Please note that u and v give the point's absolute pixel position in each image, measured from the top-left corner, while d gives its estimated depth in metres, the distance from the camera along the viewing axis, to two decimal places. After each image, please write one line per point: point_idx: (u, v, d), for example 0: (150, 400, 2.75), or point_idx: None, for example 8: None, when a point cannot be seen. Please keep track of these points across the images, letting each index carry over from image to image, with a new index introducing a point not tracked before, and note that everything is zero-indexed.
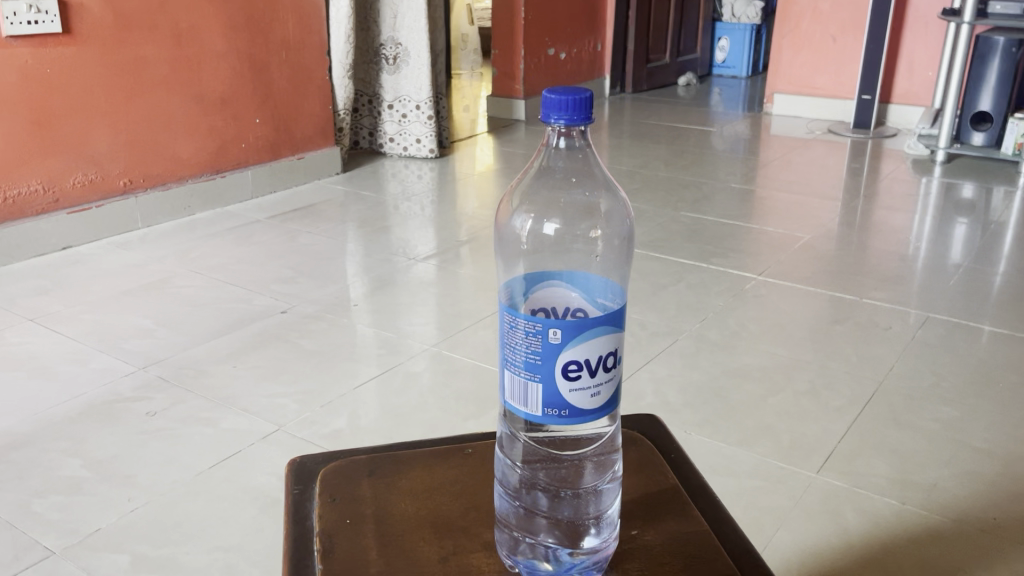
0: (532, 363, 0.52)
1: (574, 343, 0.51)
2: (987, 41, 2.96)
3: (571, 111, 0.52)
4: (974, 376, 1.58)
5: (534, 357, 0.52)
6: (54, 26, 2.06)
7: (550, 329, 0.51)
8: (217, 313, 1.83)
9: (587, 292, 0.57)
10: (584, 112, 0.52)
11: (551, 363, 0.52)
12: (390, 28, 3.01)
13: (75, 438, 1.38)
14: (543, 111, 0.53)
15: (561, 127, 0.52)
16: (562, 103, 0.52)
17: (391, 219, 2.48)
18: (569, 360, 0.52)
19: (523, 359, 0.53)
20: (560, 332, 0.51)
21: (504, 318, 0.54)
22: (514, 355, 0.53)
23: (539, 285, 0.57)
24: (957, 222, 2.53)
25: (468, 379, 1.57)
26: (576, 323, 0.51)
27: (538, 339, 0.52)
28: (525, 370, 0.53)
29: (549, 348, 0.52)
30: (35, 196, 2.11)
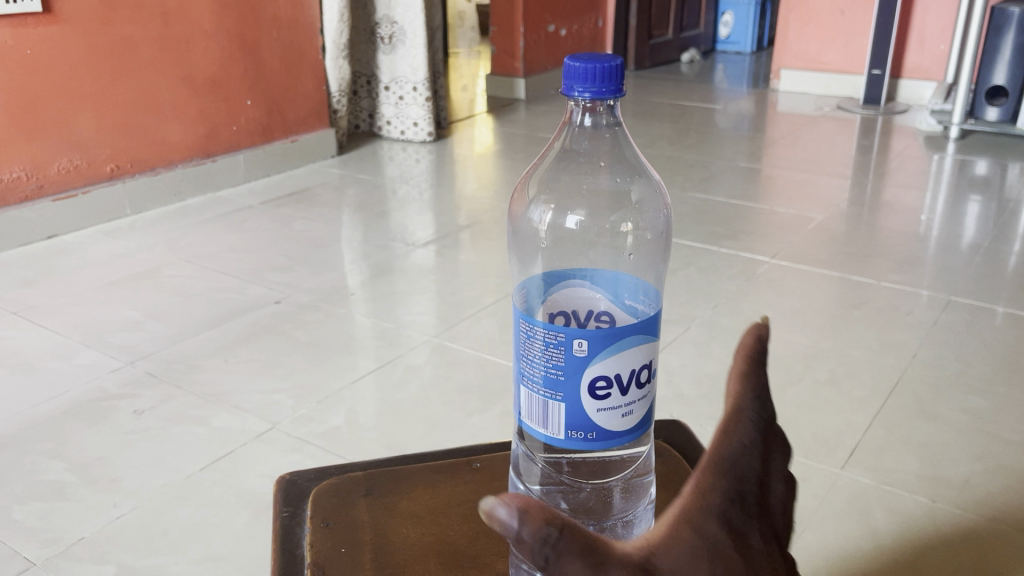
0: (554, 379, 0.46)
1: (603, 356, 0.45)
2: (1002, 12, 2.86)
3: (598, 81, 0.47)
4: (1001, 363, 1.51)
5: (556, 372, 0.46)
6: (34, 5, 1.96)
7: (575, 341, 0.45)
8: (209, 304, 1.75)
9: (614, 294, 0.52)
10: (614, 81, 0.47)
11: (576, 377, 0.46)
12: (384, 5, 2.91)
13: (59, 439, 1.31)
14: (564, 81, 0.48)
15: (586, 99, 0.47)
16: (587, 72, 0.47)
17: (390, 203, 2.40)
18: (596, 376, 0.46)
19: (543, 373, 0.47)
20: (587, 344, 0.45)
21: (520, 326, 0.48)
22: (531, 368, 0.48)
23: (558, 285, 0.52)
24: (971, 199, 2.45)
25: (472, 371, 1.50)
26: (604, 333, 0.45)
27: (560, 352, 0.46)
28: (546, 386, 0.47)
29: (574, 361, 0.46)
30: (18, 183, 2.03)
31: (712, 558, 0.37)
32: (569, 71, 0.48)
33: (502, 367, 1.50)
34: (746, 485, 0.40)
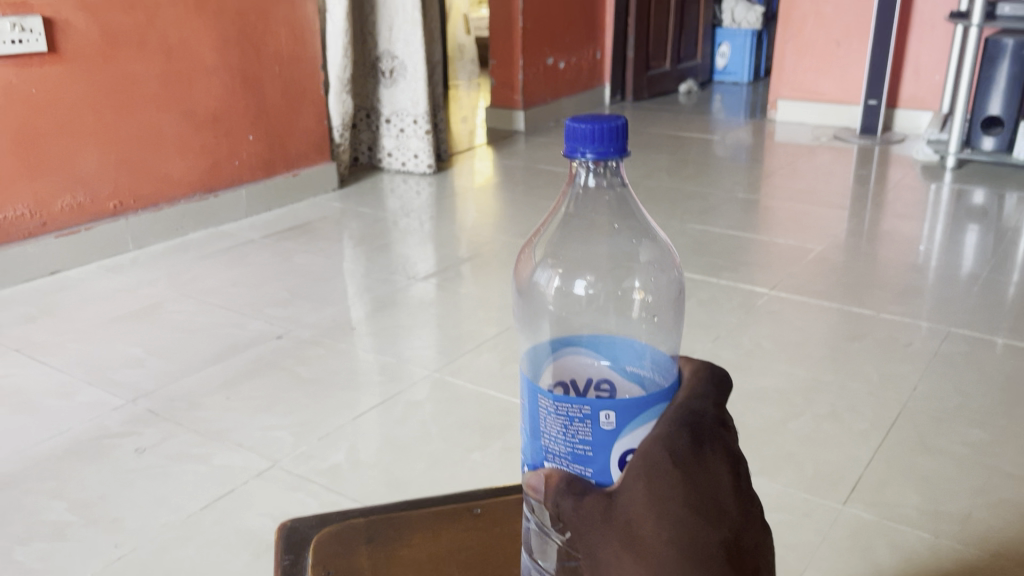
0: (582, 455, 0.48)
1: (628, 428, 0.48)
2: (996, 44, 2.88)
3: (603, 142, 0.49)
4: (1002, 396, 1.51)
5: (584, 447, 0.48)
6: (40, 44, 1.99)
7: (601, 414, 0.47)
8: (210, 340, 1.76)
9: (615, 358, 0.55)
10: (617, 142, 0.49)
11: (605, 451, 0.48)
12: (385, 41, 2.95)
13: (60, 478, 1.31)
14: (569, 141, 0.50)
15: (590, 159, 0.50)
16: (591, 134, 0.49)
17: (391, 235, 2.42)
18: (625, 449, 0.48)
19: (570, 450, 0.49)
20: (613, 416, 0.47)
21: (540, 402, 0.49)
22: (554, 444, 0.49)
23: (560, 353, 0.55)
24: (969, 229, 2.46)
25: (473, 406, 1.50)
26: (628, 406, 0.47)
27: (587, 427, 0.48)
28: (574, 461, 0.49)
29: (601, 436, 0.48)
30: (22, 220, 2.05)
31: (653, 482, 0.46)
32: (571, 136, 0.50)
33: (504, 403, 1.51)
34: (703, 423, 0.48)
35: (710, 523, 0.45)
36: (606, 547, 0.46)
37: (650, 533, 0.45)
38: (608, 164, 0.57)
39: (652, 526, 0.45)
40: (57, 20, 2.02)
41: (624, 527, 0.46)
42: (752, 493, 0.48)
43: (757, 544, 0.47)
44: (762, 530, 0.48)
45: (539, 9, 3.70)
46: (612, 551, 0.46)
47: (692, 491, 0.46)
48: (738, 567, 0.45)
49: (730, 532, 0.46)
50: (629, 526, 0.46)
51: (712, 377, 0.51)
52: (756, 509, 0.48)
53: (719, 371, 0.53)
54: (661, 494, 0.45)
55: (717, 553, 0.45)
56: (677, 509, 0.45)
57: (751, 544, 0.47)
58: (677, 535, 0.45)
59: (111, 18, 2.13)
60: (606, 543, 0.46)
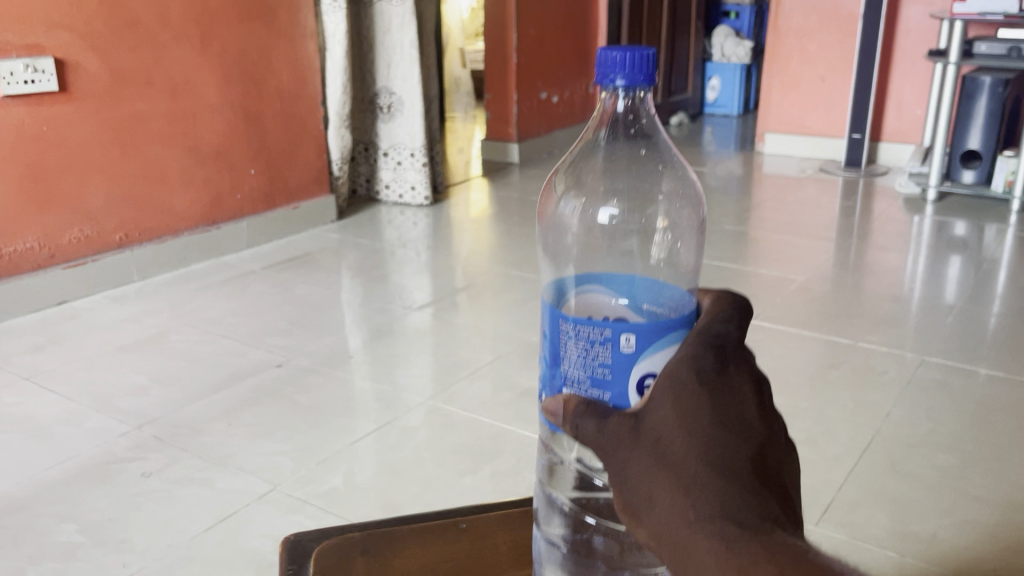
0: (601, 379, 0.51)
1: (647, 353, 0.51)
2: (974, 81, 3.00)
3: (634, 67, 0.54)
4: (971, 422, 1.58)
5: (604, 371, 0.51)
6: (51, 84, 2.07)
7: (622, 337, 0.50)
8: (213, 368, 1.83)
9: (632, 298, 0.59)
10: (645, 71, 0.55)
11: (623, 375, 0.51)
12: (383, 77, 3.04)
13: (70, 501, 1.37)
14: (604, 69, 0.56)
15: (621, 84, 0.55)
16: (625, 59, 0.55)
17: (388, 266, 2.49)
18: (643, 374, 0.51)
19: (589, 374, 0.52)
20: (634, 339, 0.50)
21: (562, 328, 0.53)
22: (575, 368, 0.53)
23: (580, 289, 0.59)
24: (951, 259, 2.54)
25: (465, 432, 1.56)
26: (648, 330, 0.50)
27: (608, 350, 0.51)
28: (592, 386, 0.52)
29: (621, 358, 0.51)
30: (31, 252, 2.12)
31: (680, 399, 0.46)
32: (607, 61, 0.56)
33: (495, 428, 1.57)
34: (724, 346, 0.49)
35: (738, 439, 0.46)
36: (636, 466, 0.46)
37: (680, 449, 0.45)
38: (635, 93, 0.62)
39: (682, 441, 0.45)
40: (67, 60, 2.11)
41: (654, 445, 0.46)
42: (771, 415, 0.50)
43: (779, 462, 0.48)
44: (783, 449, 0.49)
45: (533, 45, 3.80)
46: (643, 469, 0.46)
47: (719, 408, 0.47)
48: (765, 482, 0.46)
49: (756, 448, 0.47)
50: (659, 444, 0.46)
51: (735, 304, 0.53)
52: (777, 430, 0.50)
53: (737, 298, 0.55)
54: (690, 411, 0.46)
55: (745, 468, 0.46)
56: (705, 425, 0.46)
57: (774, 461, 0.48)
58: (706, 451, 0.45)
59: (119, 58, 2.21)
60: (636, 462, 0.46)
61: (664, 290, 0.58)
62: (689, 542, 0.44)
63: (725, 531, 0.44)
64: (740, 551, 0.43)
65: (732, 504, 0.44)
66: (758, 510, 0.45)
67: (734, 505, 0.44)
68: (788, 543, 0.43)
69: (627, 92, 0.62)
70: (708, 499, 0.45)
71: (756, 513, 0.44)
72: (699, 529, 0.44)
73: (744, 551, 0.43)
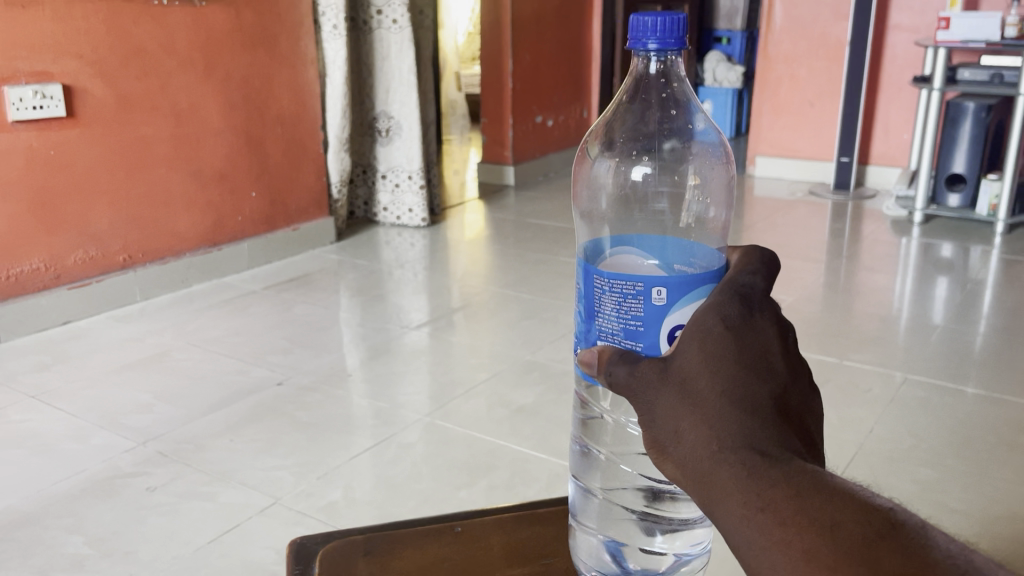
0: (634, 330, 0.55)
1: (679, 304, 0.54)
2: (957, 106, 3.07)
3: (665, 32, 0.58)
4: (952, 438, 1.62)
5: (636, 323, 0.55)
6: (58, 110, 2.13)
7: (654, 290, 0.53)
8: (215, 387, 1.87)
9: (662, 260, 0.64)
10: (677, 35, 0.58)
11: (655, 326, 0.54)
12: (382, 102, 3.11)
13: (77, 515, 1.41)
14: (636, 34, 0.59)
15: (652, 48, 0.58)
16: (656, 24, 0.58)
17: (386, 286, 2.55)
18: (674, 324, 0.54)
19: (622, 326, 0.55)
20: (665, 292, 0.53)
21: (596, 282, 0.56)
22: (609, 320, 0.56)
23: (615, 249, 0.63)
24: (938, 280, 2.60)
25: (461, 448, 1.61)
26: (680, 284, 0.53)
27: (640, 303, 0.54)
28: (626, 338, 0.55)
29: (653, 311, 0.54)
30: (37, 273, 2.17)
31: (706, 341, 0.49)
32: (638, 26, 0.59)
33: (490, 444, 1.62)
34: (752, 292, 0.51)
35: (762, 377, 0.48)
36: (662, 405, 0.49)
37: (705, 387, 0.48)
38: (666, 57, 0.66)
39: (707, 379, 0.48)
40: (75, 87, 2.16)
41: (679, 385, 0.48)
42: (798, 358, 0.52)
43: (804, 401, 0.50)
44: (810, 389, 0.51)
45: (528, 69, 3.88)
46: (669, 406, 0.48)
47: (744, 348, 0.49)
48: (787, 418, 0.49)
49: (782, 387, 0.49)
50: (684, 383, 0.48)
51: (762, 259, 0.56)
52: (804, 371, 0.51)
53: (768, 254, 0.57)
54: (714, 352, 0.48)
55: (769, 404, 0.48)
56: (730, 363, 0.48)
57: (799, 400, 0.50)
58: (730, 387, 0.48)
59: (124, 83, 2.27)
60: (662, 401, 0.49)
61: (694, 251, 0.64)
62: (712, 471, 0.46)
63: (745, 460, 0.46)
64: (759, 477, 0.45)
65: (753, 436, 0.47)
66: (780, 442, 0.47)
67: (756, 436, 0.47)
68: (806, 469, 0.46)
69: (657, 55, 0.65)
70: (731, 432, 0.47)
71: (777, 444, 0.47)
72: (721, 459, 0.46)
73: (763, 477, 0.45)
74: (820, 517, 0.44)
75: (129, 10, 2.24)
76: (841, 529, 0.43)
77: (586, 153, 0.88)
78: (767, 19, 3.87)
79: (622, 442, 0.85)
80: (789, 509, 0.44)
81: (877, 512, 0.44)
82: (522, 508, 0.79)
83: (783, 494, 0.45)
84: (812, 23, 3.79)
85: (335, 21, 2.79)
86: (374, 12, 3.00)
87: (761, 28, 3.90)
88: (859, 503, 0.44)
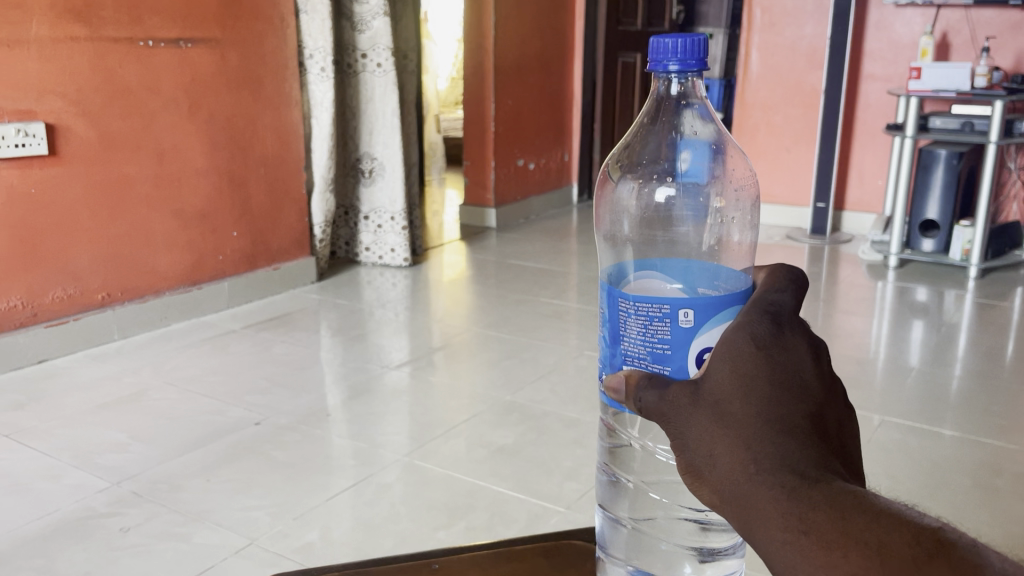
0: (661, 354, 0.55)
1: (706, 328, 0.54)
2: (929, 153, 3.14)
3: (684, 54, 0.59)
4: (928, 480, 1.64)
5: (664, 346, 0.55)
6: (41, 148, 2.13)
7: (682, 312, 0.54)
8: (193, 426, 1.85)
9: (687, 283, 0.64)
10: (696, 56, 0.60)
11: (683, 350, 0.55)
12: (365, 144, 3.14)
13: (47, 556, 1.39)
14: (657, 56, 0.60)
15: (673, 70, 0.60)
16: (676, 46, 0.60)
17: (368, 325, 2.55)
18: (702, 347, 0.55)
19: (649, 350, 0.56)
20: (692, 315, 0.54)
21: (620, 306, 0.57)
22: (635, 344, 0.57)
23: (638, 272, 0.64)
24: (913, 324, 2.63)
25: (440, 488, 1.60)
26: (706, 306, 0.54)
27: (668, 326, 0.54)
28: (653, 362, 0.56)
29: (680, 334, 0.54)
30: (14, 310, 2.15)
31: (738, 362, 0.48)
32: (659, 48, 0.61)
33: (470, 485, 1.61)
34: (780, 314, 0.51)
35: (797, 397, 0.48)
36: (695, 428, 0.47)
37: (738, 410, 0.47)
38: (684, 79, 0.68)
39: (740, 401, 0.47)
40: (59, 126, 2.17)
41: (713, 407, 0.47)
42: (832, 377, 0.51)
43: (838, 420, 0.50)
44: (842, 408, 0.51)
45: (511, 113, 3.93)
46: (702, 430, 0.47)
47: (775, 367, 0.48)
48: (823, 438, 0.48)
49: (815, 405, 0.48)
50: (718, 405, 0.47)
51: (789, 275, 0.55)
52: (837, 391, 0.51)
53: (796, 272, 0.57)
54: (746, 373, 0.48)
55: (804, 424, 0.47)
56: (763, 384, 0.47)
57: (832, 418, 0.49)
58: (763, 407, 0.47)
59: (107, 122, 2.28)
60: (695, 424, 0.48)
61: (718, 274, 0.64)
62: (750, 494, 0.45)
63: (784, 481, 0.45)
64: (799, 498, 0.44)
65: (791, 458, 0.46)
66: (819, 462, 0.46)
67: (793, 458, 0.46)
68: (847, 490, 0.44)
69: (676, 77, 0.67)
70: (769, 453, 0.46)
71: (816, 465, 0.45)
72: (759, 481, 0.45)
73: (805, 498, 0.44)
74: (865, 538, 0.42)
75: (115, 50, 2.26)
76: (888, 548, 0.41)
77: (608, 176, 0.89)
78: (744, 67, 3.95)
79: (653, 470, 0.86)
80: (833, 530, 0.43)
81: (925, 530, 0.42)
82: (501, 544, 0.77)
83: (826, 517, 0.43)
84: (787, 72, 3.88)
85: (323, 64, 2.83)
86: (359, 55, 3.04)
87: (738, 76, 3.99)
88: (905, 522, 0.43)
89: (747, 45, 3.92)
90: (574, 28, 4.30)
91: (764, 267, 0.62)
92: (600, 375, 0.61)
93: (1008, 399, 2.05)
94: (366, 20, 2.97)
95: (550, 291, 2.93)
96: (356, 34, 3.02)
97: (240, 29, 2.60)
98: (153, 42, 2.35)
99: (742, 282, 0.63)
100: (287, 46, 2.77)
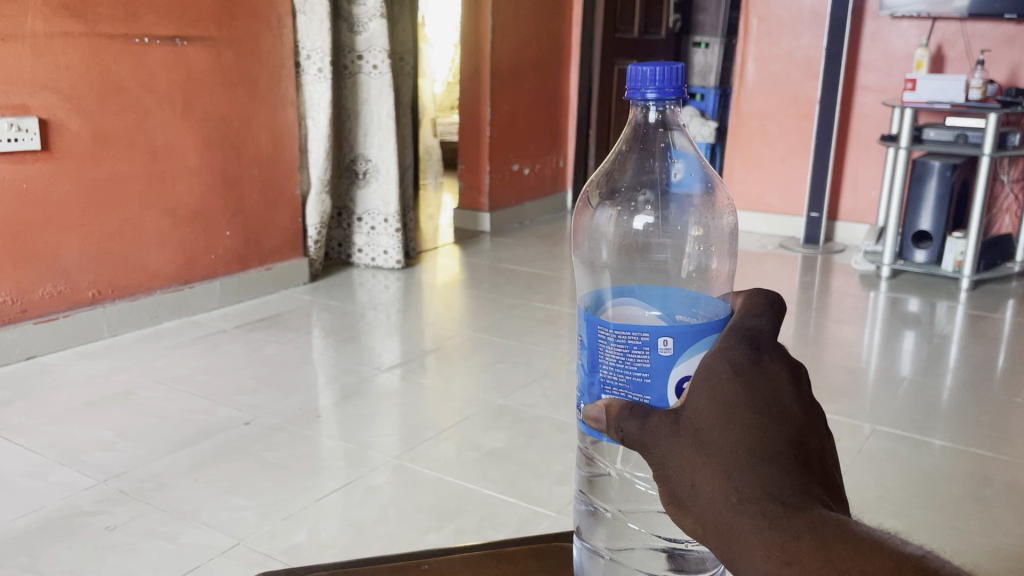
0: (641, 382, 0.54)
1: (684, 357, 0.54)
2: (923, 165, 3.16)
3: (662, 81, 0.59)
4: (917, 489, 1.64)
5: (643, 375, 0.54)
6: (33, 143, 2.12)
7: (661, 340, 0.53)
8: (182, 425, 1.84)
9: (667, 310, 0.63)
10: (674, 85, 0.60)
11: (663, 378, 0.54)
12: (360, 145, 3.13)
13: (31, 553, 1.37)
14: (635, 82, 0.60)
15: (652, 97, 0.60)
16: (654, 75, 0.59)
17: (359, 327, 2.54)
18: (681, 376, 0.54)
19: (629, 378, 0.55)
20: (672, 343, 0.53)
21: (598, 334, 0.56)
22: (615, 375, 0.56)
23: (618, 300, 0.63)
24: (904, 334, 2.63)
25: (429, 491, 1.59)
26: (685, 334, 0.53)
27: (647, 353, 0.54)
28: (633, 390, 0.55)
29: (659, 362, 0.54)
30: (3, 306, 2.14)
31: (718, 390, 0.47)
32: (637, 75, 0.60)
33: (459, 488, 1.60)
34: (760, 341, 0.50)
35: (776, 423, 0.47)
36: (675, 458, 0.47)
37: (719, 439, 0.46)
38: (664, 104, 0.67)
39: (720, 430, 0.46)
40: (51, 121, 2.16)
41: (693, 435, 0.46)
42: (813, 402, 0.50)
43: (822, 445, 0.49)
44: (825, 432, 0.50)
45: (506, 117, 3.94)
46: (683, 459, 0.46)
47: (754, 394, 0.47)
48: (806, 464, 0.47)
49: (797, 430, 0.47)
50: (699, 434, 0.46)
51: (767, 300, 0.55)
52: (818, 415, 0.50)
53: (774, 295, 0.56)
54: (725, 401, 0.47)
55: (786, 450, 0.46)
56: (744, 412, 0.46)
57: (816, 443, 0.48)
58: (745, 436, 0.46)
59: (101, 119, 2.27)
60: (676, 454, 0.46)
61: (697, 300, 0.63)
62: (731, 523, 0.44)
63: (766, 509, 0.44)
64: (780, 527, 0.43)
65: (773, 486, 0.45)
66: (801, 490, 0.45)
67: (775, 486, 0.45)
68: (829, 518, 0.44)
69: (655, 103, 0.66)
70: (751, 481, 0.45)
71: (798, 492, 0.45)
72: (741, 509, 0.44)
73: (786, 527, 0.43)
74: (848, 568, 0.42)
75: (111, 46, 2.25)
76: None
77: (587, 201, 0.89)
78: (741, 76, 3.97)
79: (631, 497, 0.85)
80: (814, 560, 0.42)
81: (906, 561, 0.41)
82: (489, 545, 0.76)
83: (808, 546, 0.42)
84: (782, 82, 3.90)
85: (320, 64, 2.81)
86: (356, 57, 3.04)
87: (734, 86, 4.00)
88: (889, 550, 0.42)
89: (743, 54, 3.94)
90: (573, 35, 4.33)
91: (743, 293, 0.62)
92: (578, 403, 0.61)
93: (1000, 410, 2.05)
94: (363, 21, 2.97)
95: (543, 296, 2.92)
96: (354, 36, 3.01)
97: (237, 28, 2.59)
98: (149, 39, 2.34)
99: (721, 310, 0.62)
100: (283, 46, 2.76)
